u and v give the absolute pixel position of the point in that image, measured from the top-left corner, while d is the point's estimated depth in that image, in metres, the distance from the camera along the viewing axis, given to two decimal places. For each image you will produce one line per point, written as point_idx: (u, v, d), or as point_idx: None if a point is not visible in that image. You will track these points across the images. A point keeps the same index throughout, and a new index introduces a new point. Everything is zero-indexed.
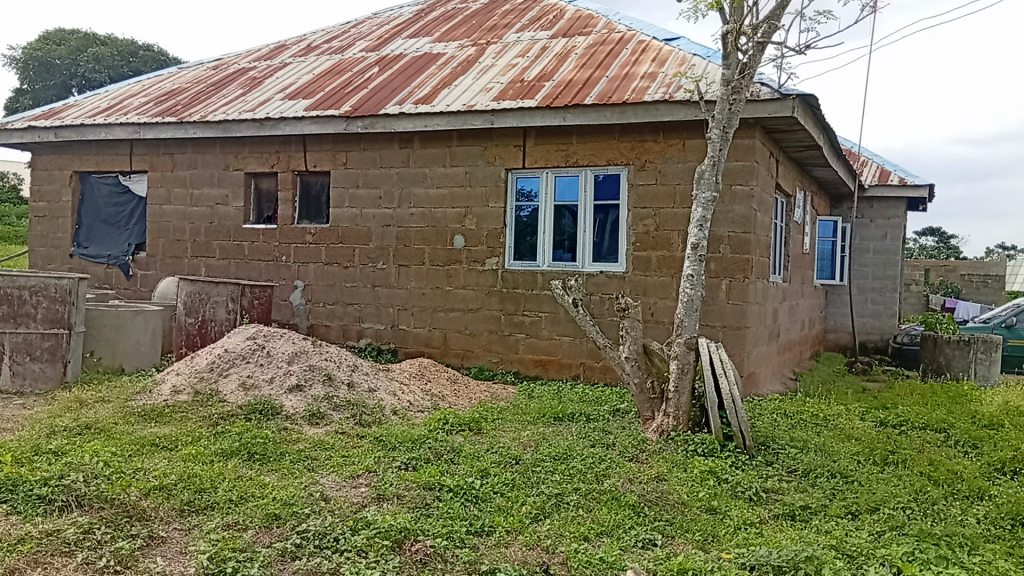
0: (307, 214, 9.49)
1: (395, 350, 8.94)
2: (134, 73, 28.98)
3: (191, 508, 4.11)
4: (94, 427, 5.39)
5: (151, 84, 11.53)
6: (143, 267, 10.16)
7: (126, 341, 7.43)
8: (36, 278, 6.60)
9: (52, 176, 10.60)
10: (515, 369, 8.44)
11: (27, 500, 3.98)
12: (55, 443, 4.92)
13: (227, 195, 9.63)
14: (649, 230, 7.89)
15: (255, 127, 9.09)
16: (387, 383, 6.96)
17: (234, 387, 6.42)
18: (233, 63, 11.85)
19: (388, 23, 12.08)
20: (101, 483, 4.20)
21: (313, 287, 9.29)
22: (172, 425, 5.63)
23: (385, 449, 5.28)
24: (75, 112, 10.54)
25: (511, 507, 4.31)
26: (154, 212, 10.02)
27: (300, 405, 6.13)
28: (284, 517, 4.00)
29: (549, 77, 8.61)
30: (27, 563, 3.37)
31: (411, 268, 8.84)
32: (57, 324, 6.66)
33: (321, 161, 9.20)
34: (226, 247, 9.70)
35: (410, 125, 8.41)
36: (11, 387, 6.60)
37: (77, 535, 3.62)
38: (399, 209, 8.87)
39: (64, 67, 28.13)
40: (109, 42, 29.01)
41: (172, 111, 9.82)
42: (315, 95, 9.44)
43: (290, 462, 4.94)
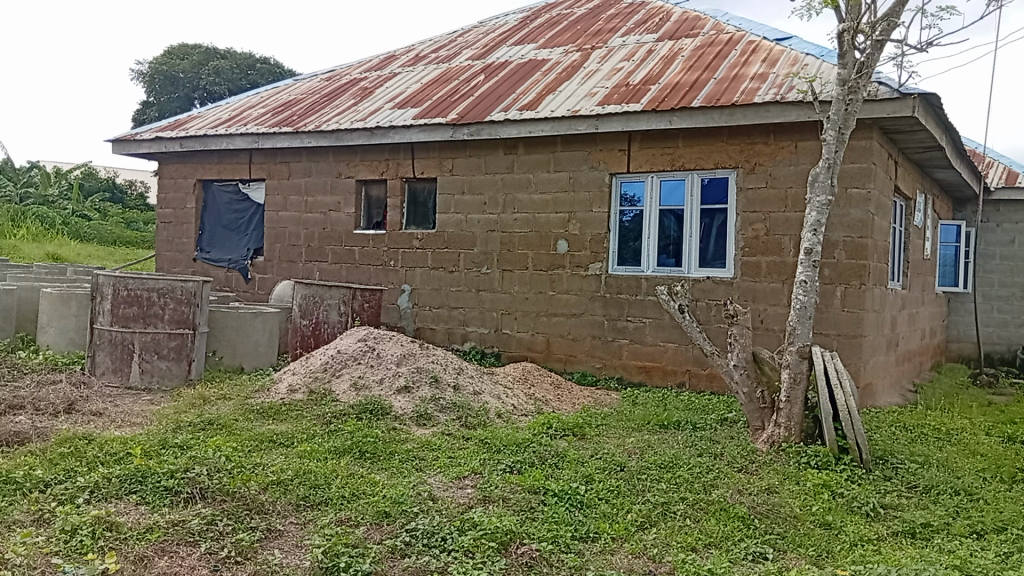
0: (414, 219, 9.69)
1: (499, 354, 9.03)
2: (251, 85, 30.40)
3: (306, 503, 4.26)
4: (216, 423, 5.65)
5: (269, 95, 12.05)
6: (261, 271, 10.61)
7: (246, 340, 7.79)
8: (165, 280, 6.99)
9: (177, 185, 11.21)
10: (619, 375, 8.38)
11: (155, 491, 4.21)
12: (180, 437, 5.19)
13: (339, 202, 9.96)
14: (759, 234, 7.71)
15: (365, 136, 9.37)
16: (492, 387, 7.04)
17: (346, 387, 6.62)
18: (346, 74, 12.25)
19: (494, 31, 12.22)
20: (223, 477, 4.41)
21: (420, 291, 9.49)
22: (288, 422, 5.86)
23: (490, 452, 5.34)
24: (199, 123, 11.14)
25: (617, 514, 4.27)
26: (271, 218, 10.46)
27: (409, 406, 6.28)
28: (394, 515, 4.10)
29: (655, 80, 8.52)
30: (155, 551, 3.57)
31: (515, 272, 8.90)
32: (183, 325, 7.05)
33: (428, 168, 9.39)
34: (338, 252, 10.02)
35: (515, 131, 8.49)
36: (140, 383, 6.99)
37: (201, 525, 3.82)
38: (504, 214, 8.95)
39: (187, 81, 29.70)
40: (229, 55, 30.58)
41: (288, 122, 10.24)
42: (423, 104, 9.66)
43: (398, 461, 5.05)
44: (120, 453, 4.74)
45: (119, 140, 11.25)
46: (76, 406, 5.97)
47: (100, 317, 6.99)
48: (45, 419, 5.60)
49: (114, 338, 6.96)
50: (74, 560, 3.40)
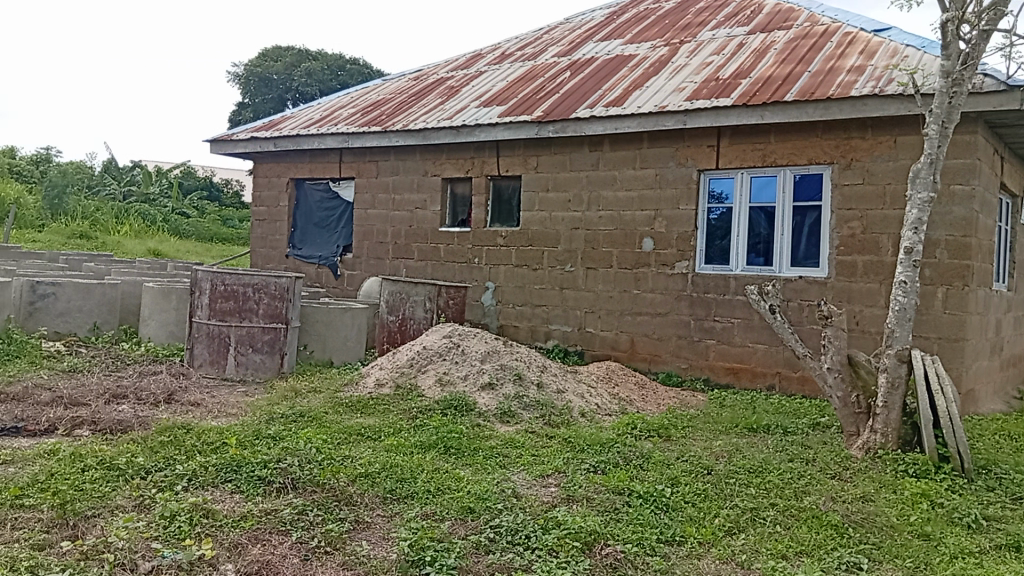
0: (499, 217, 9.73)
1: (583, 352, 8.99)
2: (342, 86, 31.12)
3: (393, 496, 4.33)
4: (308, 415, 5.81)
5: (359, 96, 12.30)
6: (349, 267, 10.86)
7: (336, 335, 7.98)
8: (259, 276, 7.23)
9: (271, 183, 11.56)
10: (705, 376, 8.23)
11: (249, 480, 4.35)
12: (274, 428, 5.35)
13: (425, 200, 10.09)
14: (854, 233, 7.45)
15: (452, 134, 9.47)
16: (576, 385, 7.01)
17: (431, 382, 6.71)
18: (433, 73, 12.40)
19: (580, 27, 12.16)
20: (314, 468, 4.53)
21: (504, 288, 9.52)
22: (376, 416, 5.97)
23: (574, 451, 5.32)
24: (292, 124, 11.46)
25: (703, 519, 4.19)
26: (360, 216, 10.69)
27: (492, 402, 6.32)
28: (478, 511, 4.12)
29: (746, 74, 8.32)
30: (249, 538, 3.68)
31: (599, 270, 8.84)
32: (276, 319, 7.26)
33: (513, 166, 9.41)
34: (424, 249, 10.16)
35: (601, 128, 8.43)
36: (235, 375, 7.23)
37: (292, 515, 3.93)
38: (589, 212, 8.90)
39: (281, 82, 30.60)
40: (321, 57, 31.38)
41: (377, 121, 10.44)
42: (509, 101, 9.69)
43: (483, 458, 5.09)
44: (217, 443, 4.92)
45: (216, 141, 11.68)
46: (176, 396, 6.23)
47: (199, 310, 7.28)
48: (147, 408, 5.86)
49: (212, 331, 7.23)
50: (173, 545, 3.53)
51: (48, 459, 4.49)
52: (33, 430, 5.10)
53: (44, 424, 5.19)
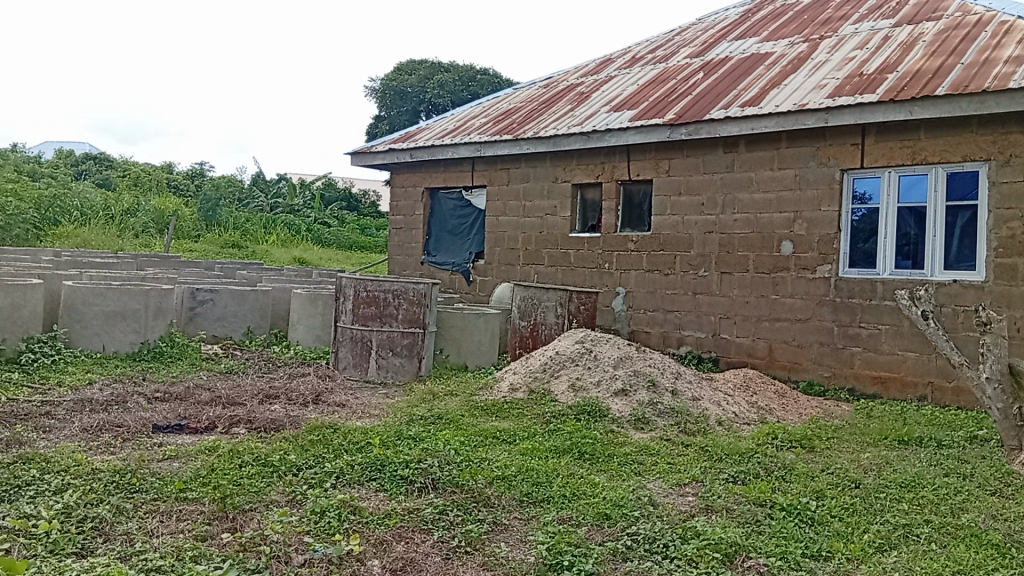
0: (629, 222, 9.65)
1: (717, 359, 8.79)
2: (472, 96, 31.74)
3: (530, 500, 4.38)
4: (445, 417, 5.97)
5: (491, 105, 12.53)
6: (482, 273, 11.08)
7: (470, 339, 8.15)
8: (399, 282, 7.49)
9: (407, 193, 11.95)
10: (850, 385, 7.87)
11: (392, 479, 4.51)
12: (414, 430, 5.53)
13: (556, 206, 10.15)
14: (1015, 233, 6.96)
15: (582, 140, 9.50)
16: (712, 393, 6.87)
17: (564, 388, 6.74)
18: (563, 80, 12.46)
19: (713, 27, 11.91)
20: (453, 469, 4.65)
21: (635, 294, 9.43)
22: (510, 420, 6.06)
23: (713, 460, 5.21)
24: (427, 135, 11.81)
25: (852, 534, 4.01)
26: (492, 223, 10.87)
27: (626, 409, 6.28)
28: (614, 518, 4.11)
29: (892, 68, 7.92)
30: (393, 535, 3.82)
31: (735, 275, 8.62)
32: (414, 324, 7.51)
33: (644, 170, 9.33)
34: (554, 255, 10.21)
35: (736, 129, 8.24)
36: (376, 378, 7.50)
37: (434, 514, 4.06)
38: (723, 215, 8.70)
39: (414, 94, 31.59)
40: (453, 68, 32.14)
41: (508, 129, 10.60)
42: (641, 105, 9.62)
43: (617, 464, 5.06)
44: (362, 443, 5.13)
45: (356, 153, 12.19)
46: (322, 397, 6.54)
47: (343, 315, 7.59)
48: (296, 408, 6.18)
49: (355, 335, 7.54)
50: (323, 539, 3.71)
51: (209, 455, 4.81)
52: (196, 427, 5.46)
53: (205, 422, 5.56)
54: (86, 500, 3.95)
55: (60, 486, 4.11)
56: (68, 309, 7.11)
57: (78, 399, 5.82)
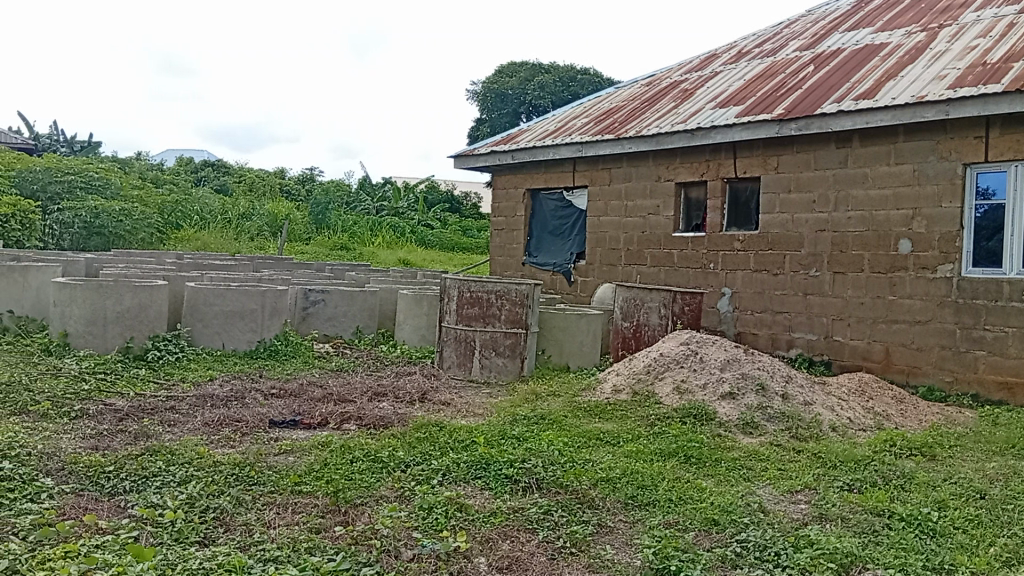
0: (736, 221, 9.43)
1: (830, 362, 8.47)
2: (573, 96, 31.71)
3: (635, 502, 4.33)
4: (548, 417, 5.98)
5: (592, 105, 12.47)
6: (584, 274, 11.05)
7: (572, 340, 8.14)
8: (502, 283, 7.55)
9: (509, 194, 12.04)
10: (973, 391, 7.46)
11: (497, 478, 4.55)
12: (518, 429, 5.56)
13: (659, 205, 10.01)
14: None
15: (686, 138, 9.33)
16: (825, 398, 6.62)
17: (669, 390, 6.63)
18: (667, 77, 12.28)
19: (823, 19, 11.49)
20: (557, 470, 4.65)
21: (742, 295, 9.20)
22: (614, 422, 6.01)
23: (826, 467, 5.02)
24: (529, 136, 11.86)
25: (977, 547, 3.79)
26: (593, 223, 10.82)
27: (734, 412, 6.13)
28: (723, 524, 4.02)
29: (1019, 56, 7.46)
30: (499, 534, 3.85)
31: (848, 275, 8.29)
32: (517, 324, 7.56)
33: (751, 167, 9.10)
34: (657, 255, 10.07)
35: (849, 123, 7.92)
36: (480, 377, 7.58)
37: (539, 514, 4.07)
38: (836, 212, 8.38)
39: (515, 96, 31.79)
40: (553, 69, 32.23)
41: (610, 129, 10.52)
42: (747, 101, 9.37)
43: (725, 469, 4.95)
44: (467, 441, 5.20)
45: (459, 156, 12.37)
46: (428, 396, 6.66)
47: (447, 316, 7.71)
48: (404, 406, 6.32)
49: (458, 335, 7.63)
50: (431, 535, 3.77)
51: (322, 449, 4.97)
52: (309, 423, 5.66)
53: (317, 418, 5.74)
54: (208, 491, 4.15)
55: (185, 477, 4.33)
56: (190, 309, 7.49)
57: (200, 394, 6.12)
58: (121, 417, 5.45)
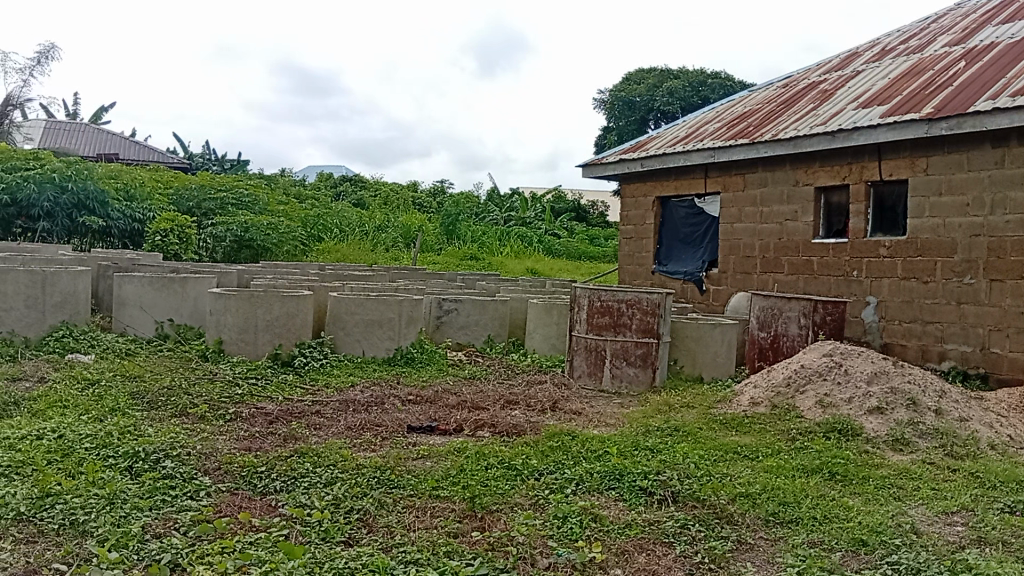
0: (881, 226, 8.95)
1: (987, 377, 7.89)
2: (703, 101, 31.11)
3: (776, 520, 4.17)
4: (683, 429, 5.86)
5: (725, 109, 12.19)
6: (717, 282, 10.78)
7: (705, 350, 7.95)
8: (633, 292, 7.49)
9: (639, 203, 11.95)
10: None
11: (631, 489, 4.50)
12: (652, 441, 5.48)
13: (797, 211, 9.67)
14: None
15: (826, 140, 8.96)
16: (982, 414, 6.22)
17: (811, 404, 6.37)
18: (804, 78, 11.85)
19: (976, 10, 10.79)
20: (694, 483, 4.55)
21: (888, 303, 8.71)
22: (752, 435, 5.82)
23: (985, 488, 4.69)
24: (659, 143, 11.71)
25: None
26: (727, 230, 10.55)
27: (882, 428, 5.82)
28: (872, 545, 3.82)
29: None
30: (635, 546, 3.81)
31: (1007, 282, 7.72)
32: (648, 334, 7.47)
33: (897, 169, 8.64)
34: (796, 262, 9.70)
35: (1006, 121, 7.38)
36: (611, 387, 7.52)
37: (676, 528, 3.99)
38: (992, 216, 7.83)
39: (643, 103, 31.44)
40: (682, 75, 31.79)
41: (744, 133, 10.25)
42: (892, 100, 8.91)
43: (873, 487, 4.69)
44: (600, 451, 5.17)
45: (588, 165, 12.37)
46: (559, 405, 6.67)
47: (577, 325, 7.70)
48: (536, 414, 6.36)
49: (589, 345, 7.60)
50: (567, 545, 3.77)
51: (458, 455, 5.07)
52: (445, 429, 5.79)
53: (453, 424, 5.87)
54: (352, 493, 4.32)
55: (330, 479, 4.52)
56: (333, 317, 7.83)
57: (343, 400, 6.38)
58: (270, 420, 5.76)
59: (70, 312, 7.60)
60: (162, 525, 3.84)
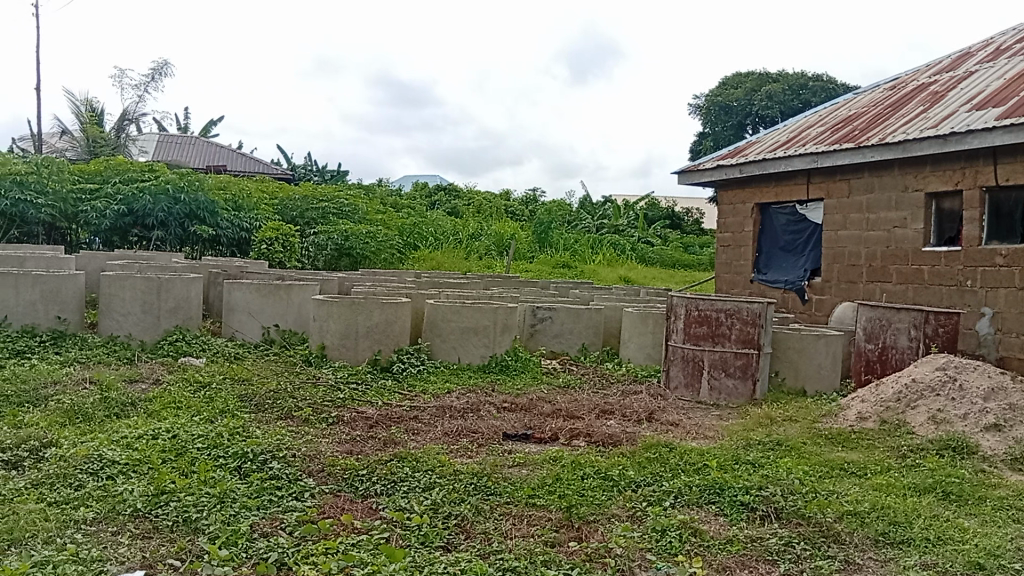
0: (997, 234, 8.47)
1: None
2: (804, 105, 30.24)
3: (886, 540, 3.99)
4: (786, 444, 5.68)
5: (828, 113, 11.81)
6: (819, 292, 10.44)
7: (809, 362, 7.70)
8: (732, 301, 7.33)
9: (737, 210, 11.71)
10: None
11: (732, 504, 4.39)
12: (753, 455, 5.34)
13: (906, 217, 9.27)
14: None
15: (937, 144, 8.56)
16: None
17: (923, 419, 6.08)
18: (913, 79, 11.37)
19: None
20: (798, 500, 4.40)
21: (1006, 315, 8.22)
22: (859, 451, 5.59)
23: None
24: (758, 148, 11.44)
25: None
26: (830, 238, 10.20)
27: (1000, 447, 5.56)
28: (990, 569, 3.63)
29: None
30: (736, 562, 3.71)
31: None
32: (748, 344, 7.29)
33: (1016, 174, 8.17)
34: (904, 271, 9.29)
35: None
36: (709, 399, 7.37)
37: (779, 545, 3.87)
38: None
39: (740, 108, 30.78)
40: (782, 78, 30.98)
41: (848, 137, 9.90)
42: (1010, 101, 8.44)
43: (991, 508, 4.44)
44: (699, 464, 5.07)
45: (684, 172, 12.19)
46: (656, 415, 6.58)
47: (674, 334, 7.58)
48: (632, 424, 6.29)
49: (686, 355, 7.47)
50: (666, 559, 3.71)
51: (554, 464, 5.06)
52: (541, 437, 5.79)
53: (548, 433, 5.87)
54: (450, 498, 4.37)
55: (429, 484, 4.58)
56: (430, 324, 7.94)
57: (440, 406, 6.47)
58: (371, 424, 5.89)
59: (183, 317, 7.97)
60: (269, 524, 3.97)
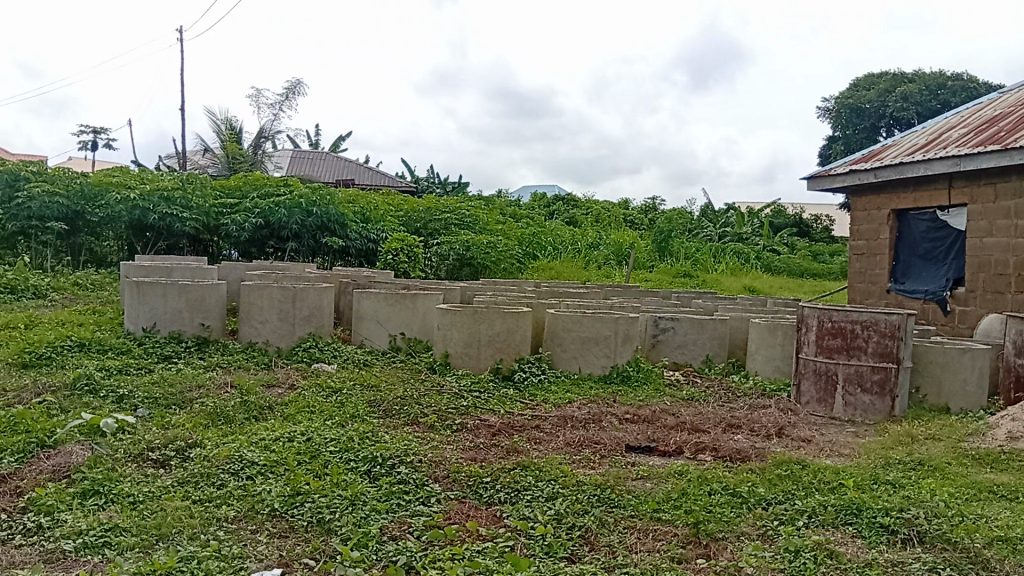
0: None
1: None
2: (943, 105, 28.55)
3: None
4: (928, 464, 5.35)
5: (971, 113, 11.11)
6: (963, 303, 9.74)
7: (953, 378, 7.24)
8: (868, 312, 6.98)
9: (871, 216, 11.25)
10: None
11: (870, 525, 4.17)
12: (893, 475, 5.05)
13: None
14: None
15: None
16: None
17: None
18: None
19: None
20: (944, 524, 4.13)
21: None
22: (1011, 473, 5.20)
23: None
24: (894, 152, 10.87)
25: None
26: (974, 245, 9.55)
27: None
28: None
29: None
30: None
31: None
32: (886, 358, 6.93)
33: None
34: None
35: None
36: (844, 415, 7.05)
37: (924, 571, 3.64)
38: None
39: (873, 110, 29.38)
40: (918, 78, 29.39)
41: (995, 139, 9.26)
42: None
43: None
44: (834, 483, 4.84)
45: (814, 178, 11.75)
46: (786, 431, 6.34)
47: (805, 347, 7.29)
48: (760, 440, 6.08)
49: (818, 368, 7.17)
50: None
51: (680, 478, 4.95)
52: (665, 450, 5.69)
53: (673, 446, 5.76)
54: (574, 509, 4.34)
55: (552, 493, 4.58)
56: (550, 334, 7.97)
57: (562, 415, 6.46)
58: (493, 432, 5.96)
59: (316, 325, 8.30)
60: (398, 528, 4.07)
